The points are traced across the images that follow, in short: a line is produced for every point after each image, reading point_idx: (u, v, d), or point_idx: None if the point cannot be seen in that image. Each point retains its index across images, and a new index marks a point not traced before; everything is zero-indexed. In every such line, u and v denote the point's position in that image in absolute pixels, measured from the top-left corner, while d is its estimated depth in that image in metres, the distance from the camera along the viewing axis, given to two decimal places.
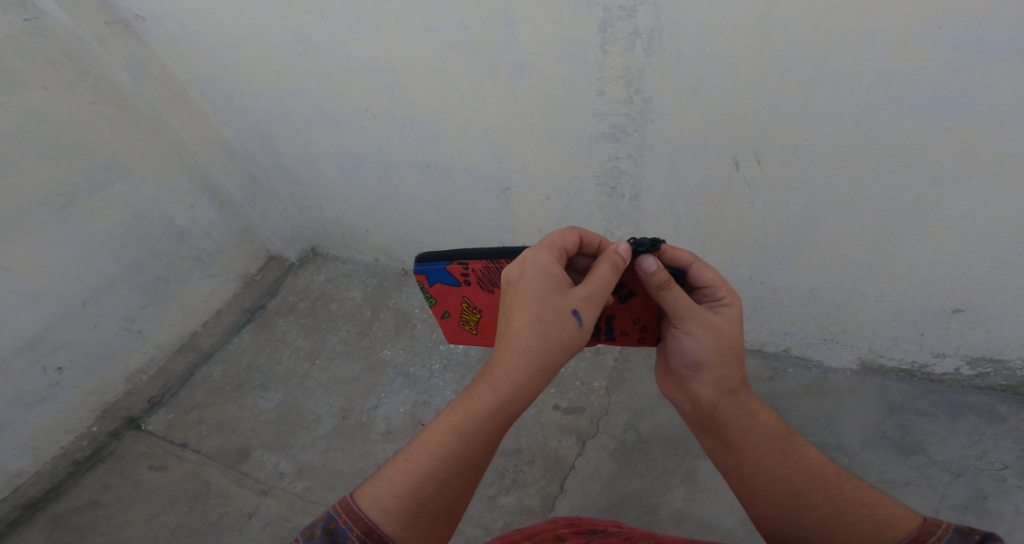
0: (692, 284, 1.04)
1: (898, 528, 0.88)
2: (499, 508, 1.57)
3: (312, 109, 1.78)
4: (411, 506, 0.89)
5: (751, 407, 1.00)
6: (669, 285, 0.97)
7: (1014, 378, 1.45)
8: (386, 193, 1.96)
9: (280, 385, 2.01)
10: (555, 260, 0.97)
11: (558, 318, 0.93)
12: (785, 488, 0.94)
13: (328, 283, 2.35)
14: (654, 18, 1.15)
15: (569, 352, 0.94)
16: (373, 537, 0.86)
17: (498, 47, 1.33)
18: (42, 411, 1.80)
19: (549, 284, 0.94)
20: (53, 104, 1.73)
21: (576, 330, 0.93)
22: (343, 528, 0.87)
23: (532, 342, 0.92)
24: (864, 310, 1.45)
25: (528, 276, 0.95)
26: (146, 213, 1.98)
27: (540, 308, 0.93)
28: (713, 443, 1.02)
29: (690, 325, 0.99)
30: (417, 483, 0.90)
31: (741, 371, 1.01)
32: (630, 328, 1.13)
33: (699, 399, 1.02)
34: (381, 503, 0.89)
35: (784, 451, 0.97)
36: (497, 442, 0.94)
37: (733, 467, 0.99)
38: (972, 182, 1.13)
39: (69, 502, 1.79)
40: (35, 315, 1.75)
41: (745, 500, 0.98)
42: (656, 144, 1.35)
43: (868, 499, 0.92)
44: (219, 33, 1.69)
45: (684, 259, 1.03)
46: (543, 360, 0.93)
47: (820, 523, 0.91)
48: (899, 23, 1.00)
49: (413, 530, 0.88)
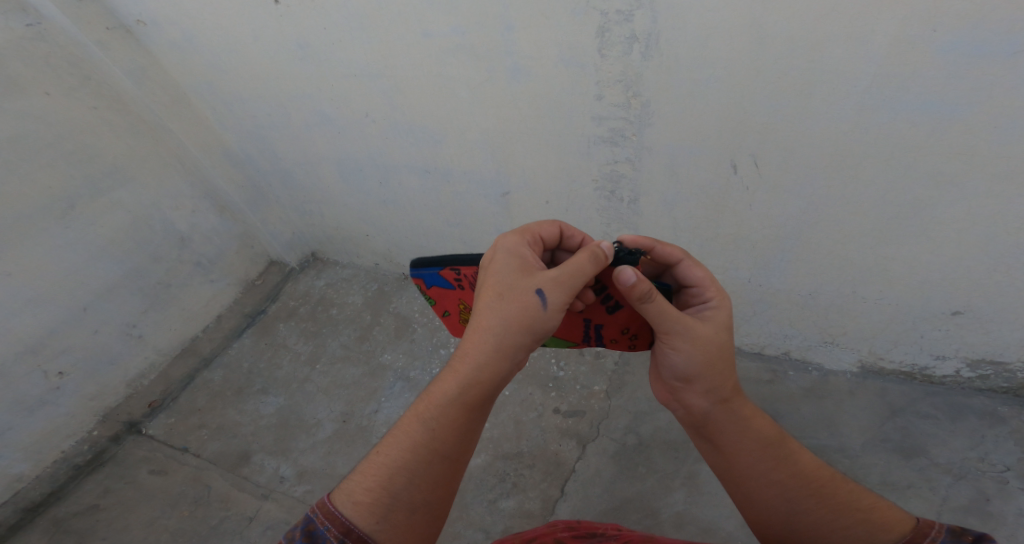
0: (682, 282, 1.06)
1: (892, 530, 0.88)
2: (500, 512, 1.56)
3: (312, 114, 1.79)
4: (385, 500, 0.90)
5: (744, 414, 1.00)
6: (653, 298, 0.93)
7: (1014, 380, 1.44)
8: (385, 198, 1.97)
9: (281, 389, 2.01)
10: (525, 245, 1.01)
11: (520, 295, 0.93)
12: (780, 493, 0.95)
13: (328, 288, 2.35)
14: (651, 22, 1.16)
15: (533, 333, 0.94)
16: (350, 535, 0.87)
17: (497, 52, 1.34)
18: (43, 415, 1.80)
19: (514, 266, 0.97)
20: (54, 109, 1.74)
21: (539, 310, 0.93)
22: (322, 529, 0.88)
23: (492, 322, 0.94)
24: (863, 312, 1.45)
25: (495, 259, 0.99)
26: (147, 218, 1.99)
27: (501, 287, 0.95)
28: (707, 447, 1.02)
29: (676, 340, 0.97)
30: (389, 475, 0.91)
31: (733, 379, 1.00)
32: (620, 335, 1.13)
33: (691, 408, 1.01)
34: (355, 498, 0.90)
35: (778, 456, 0.96)
36: (467, 430, 0.94)
37: (727, 471, 0.99)
38: (968, 184, 1.13)
39: (70, 507, 1.79)
40: (36, 319, 1.76)
41: (739, 504, 0.99)
42: (655, 148, 1.36)
43: (863, 502, 0.92)
44: (220, 38, 1.70)
45: (673, 255, 1.05)
46: (503, 340, 0.93)
47: (814, 527, 0.92)
48: (894, 25, 1.00)
49: (386, 523, 0.89)
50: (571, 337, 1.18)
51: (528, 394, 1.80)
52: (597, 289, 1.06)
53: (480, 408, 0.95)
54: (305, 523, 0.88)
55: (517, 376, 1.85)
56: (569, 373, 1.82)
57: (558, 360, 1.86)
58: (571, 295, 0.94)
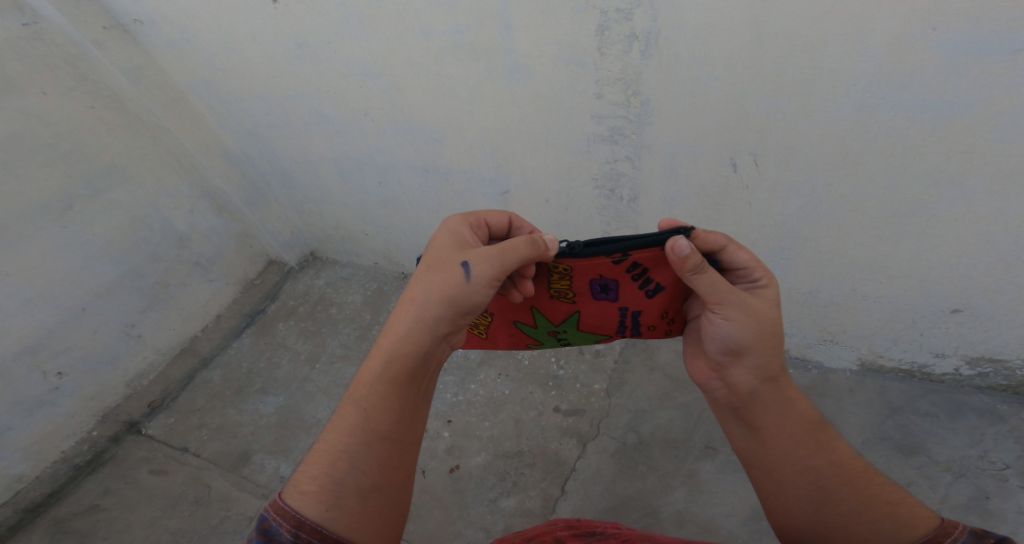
0: (728, 266, 1.02)
1: (917, 527, 0.86)
2: (501, 511, 1.57)
3: (312, 113, 1.78)
4: (329, 486, 0.89)
5: (791, 395, 0.99)
6: (704, 268, 0.93)
7: (1014, 377, 1.44)
8: (384, 197, 1.97)
9: (281, 389, 2.01)
10: (465, 226, 1.07)
11: (444, 268, 0.98)
12: (812, 480, 0.93)
13: (327, 287, 2.35)
14: (650, 20, 1.15)
15: (457, 305, 0.97)
16: (303, 528, 0.85)
17: (495, 50, 1.33)
18: (42, 416, 1.80)
19: (448, 243, 1.03)
20: (50, 108, 1.73)
21: (463, 282, 0.96)
22: (275, 526, 0.85)
23: (417, 294, 0.98)
24: (862, 311, 1.46)
25: (435, 237, 1.05)
26: (145, 217, 1.98)
27: (431, 262, 1.01)
28: (742, 429, 1.01)
29: (729, 310, 0.96)
30: (332, 462, 0.91)
31: (781, 357, 0.99)
32: (657, 322, 1.14)
33: (737, 385, 1.01)
34: (301, 488, 0.90)
35: (817, 441, 0.96)
36: (401, 407, 0.95)
37: (760, 456, 0.98)
38: (969, 182, 1.13)
39: (70, 507, 1.79)
40: (34, 319, 1.75)
41: (764, 490, 0.98)
42: (655, 146, 1.35)
43: (892, 497, 0.91)
44: (217, 37, 1.69)
45: (718, 242, 0.98)
46: (426, 311, 0.97)
47: (839, 518, 0.90)
48: (894, 24, 1.00)
49: (337, 511, 0.88)
50: (604, 329, 1.17)
51: (528, 393, 1.80)
52: (635, 275, 1.05)
53: (411, 383, 0.96)
54: (257, 522, 0.86)
55: (516, 375, 1.85)
56: (569, 373, 1.82)
57: (558, 360, 1.85)
58: (497, 271, 0.96)
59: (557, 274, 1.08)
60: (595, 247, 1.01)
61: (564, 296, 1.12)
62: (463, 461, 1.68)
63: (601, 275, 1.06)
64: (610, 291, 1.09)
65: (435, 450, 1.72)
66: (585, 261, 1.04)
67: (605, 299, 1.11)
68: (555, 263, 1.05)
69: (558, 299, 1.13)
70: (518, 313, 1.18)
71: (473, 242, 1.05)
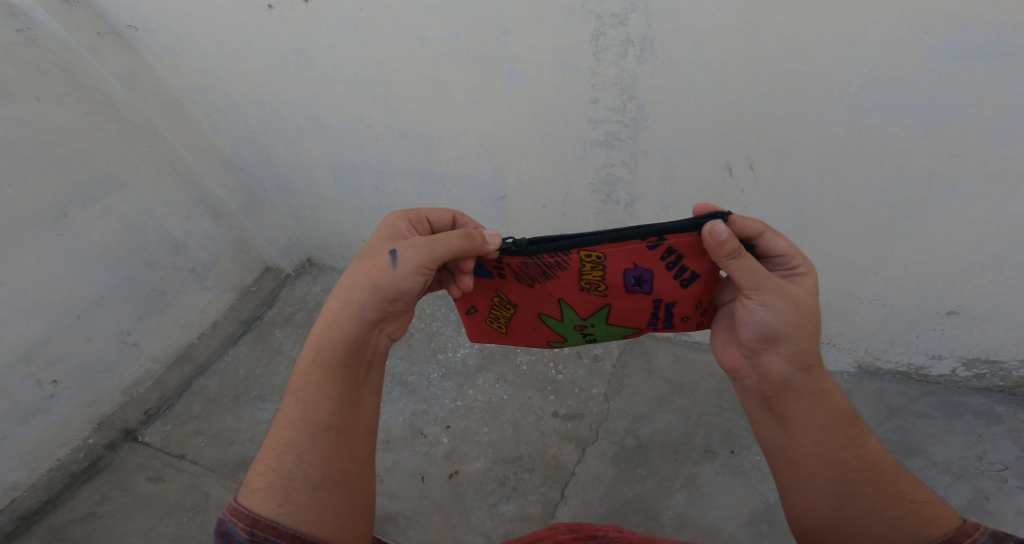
0: (764, 253, 1.00)
1: (940, 526, 0.86)
2: (500, 516, 1.56)
3: (308, 119, 1.78)
4: (279, 481, 0.89)
5: (826, 386, 0.97)
6: (740, 254, 0.92)
7: (1011, 378, 1.45)
8: (380, 203, 1.96)
9: (278, 395, 2.01)
10: (402, 222, 1.12)
11: (371, 256, 1.02)
12: (837, 474, 0.92)
13: (324, 294, 2.35)
14: (646, 25, 1.16)
15: (382, 291, 1.00)
16: (257, 526, 0.84)
17: (491, 56, 1.34)
18: (38, 424, 1.78)
19: (383, 237, 1.08)
20: (45, 114, 1.72)
21: (388, 269, 0.99)
22: (231, 527, 0.84)
23: (345, 280, 1.01)
24: (858, 313, 1.46)
25: (374, 232, 1.11)
26: (140, 224, 1.97)
27: (364, 252, 1.05)
28: (771, 419, 0.99)
29: (766, 295, 0.94)
30: (277, 457, 0.91)
31: (819, 346, 0.97)
32: (691, 313, 1.10)
33: (770, 373, 0.98)
34: (252, 486, 0.89)
35: (847, 435, 0.94)
36: (338, 395, 0.95)
37: (787, 448, 0.97)
38: (961, 185, 1.13)
39: (66, 515, 1.78)
40: (29, 327, 1.73)
41: (786, 482, 0.97)
42: (650, 151, 1.36)
43: (917, 495, 0.90)
44: (213, 43, 1.69)
45: (756, 229, 0.97)
46: (351, 296, 1.00)
47: (862, 513, 0.90)
48: (884, 28, 1.01)
49: (290, 506, 0.87)
50: (635, 323, 1.14)
51: (527, 398, 1.79)
52: (670, 263, 1.02)
53: (345, 370, 0.97)
54: (215, 526, 0.85)
55: (516, 380, 1.85)
56: (569, 377, 1.82)
57: (556, 365, 1.86)
58: (424, 258, 0.99)
59: (590, 265, 1.05)
60: (631, 230, 1.00)
61: (595, 289, 1.08)
62: (463, 466, 1.68)
63: (635, 264, 1.03)
64: (645, 283, 1.06)
65: (434, 456, 1.72)
66: (621, 246, 1.02)
67: (639, 291, 1.07)
68: (588, 250, 1.03)
69: (589, 292, 1.09)
70: (544, 306, 1.15)
71: (409, 235, 1.10)
